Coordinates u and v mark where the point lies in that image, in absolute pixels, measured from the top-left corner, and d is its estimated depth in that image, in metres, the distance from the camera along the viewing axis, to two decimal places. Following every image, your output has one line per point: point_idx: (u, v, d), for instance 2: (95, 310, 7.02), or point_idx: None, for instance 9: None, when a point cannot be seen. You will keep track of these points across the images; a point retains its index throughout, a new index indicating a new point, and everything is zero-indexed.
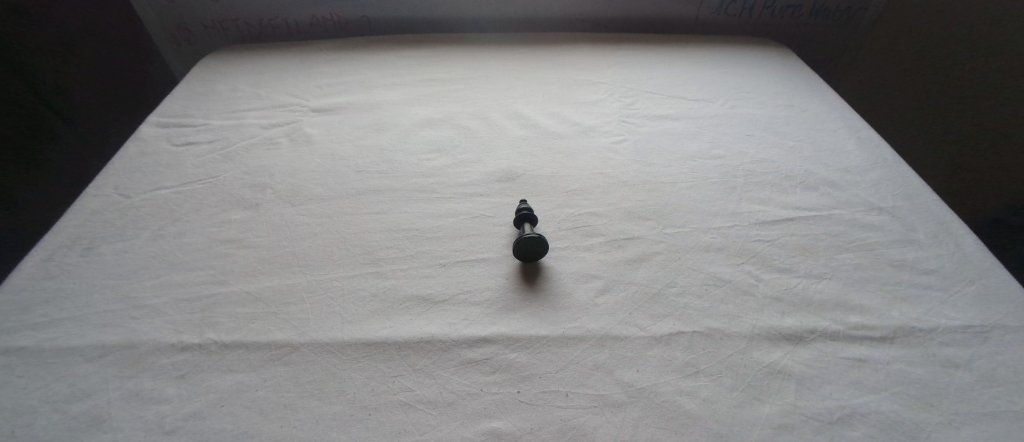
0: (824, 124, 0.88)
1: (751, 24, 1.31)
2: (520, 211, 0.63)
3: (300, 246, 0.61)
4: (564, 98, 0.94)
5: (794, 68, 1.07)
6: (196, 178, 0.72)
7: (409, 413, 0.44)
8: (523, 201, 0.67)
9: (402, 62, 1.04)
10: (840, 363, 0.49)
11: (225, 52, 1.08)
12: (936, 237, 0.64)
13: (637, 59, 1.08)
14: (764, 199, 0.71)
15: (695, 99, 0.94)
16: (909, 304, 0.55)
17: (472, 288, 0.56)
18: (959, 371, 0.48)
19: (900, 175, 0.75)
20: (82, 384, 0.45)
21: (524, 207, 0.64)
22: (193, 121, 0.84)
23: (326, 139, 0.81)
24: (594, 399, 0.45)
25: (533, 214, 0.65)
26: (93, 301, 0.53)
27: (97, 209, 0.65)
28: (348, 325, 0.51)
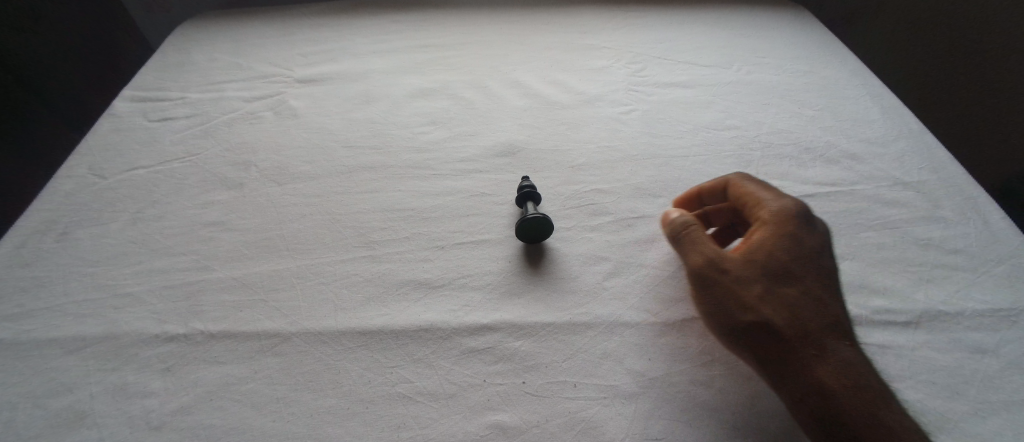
0: (845, 91, 0.82)
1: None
2: (523, 190, 0.59)
3: (288, 228, 0.58)
4: (568, 64, 0.88)
5: (815, 30, 1.00)
6: (176, 157, 0.68)
7: (408, 407, 0.42)
8: (525, 178, 0.63)
9: (393, 27, 0.97)
10: (862, 349, 0.46)
11: (201, 19, 1.01)
12: (963, 215, 0.60)
13: (645, 20, 1.00)
14: (782, 173, 0.66)
15: (708, 66, 0.88)
16: (935, 286, 0.52)
17: (472, 272, 0.53)
18: (985, 358, 0.46)
19: (925, 146, 0.70)
20: (61, 378, 0.43)
21: (527, 184, 0.60)
22: (171, 95, 0.79)
23: (313, 111, 0.76)
24: (603, 389, 0.43)
25: (536, 192, 0.61)
26: (69, 290, 0.50)
27: (71, 190, 0.61)
28: (341, 313, 0.48)
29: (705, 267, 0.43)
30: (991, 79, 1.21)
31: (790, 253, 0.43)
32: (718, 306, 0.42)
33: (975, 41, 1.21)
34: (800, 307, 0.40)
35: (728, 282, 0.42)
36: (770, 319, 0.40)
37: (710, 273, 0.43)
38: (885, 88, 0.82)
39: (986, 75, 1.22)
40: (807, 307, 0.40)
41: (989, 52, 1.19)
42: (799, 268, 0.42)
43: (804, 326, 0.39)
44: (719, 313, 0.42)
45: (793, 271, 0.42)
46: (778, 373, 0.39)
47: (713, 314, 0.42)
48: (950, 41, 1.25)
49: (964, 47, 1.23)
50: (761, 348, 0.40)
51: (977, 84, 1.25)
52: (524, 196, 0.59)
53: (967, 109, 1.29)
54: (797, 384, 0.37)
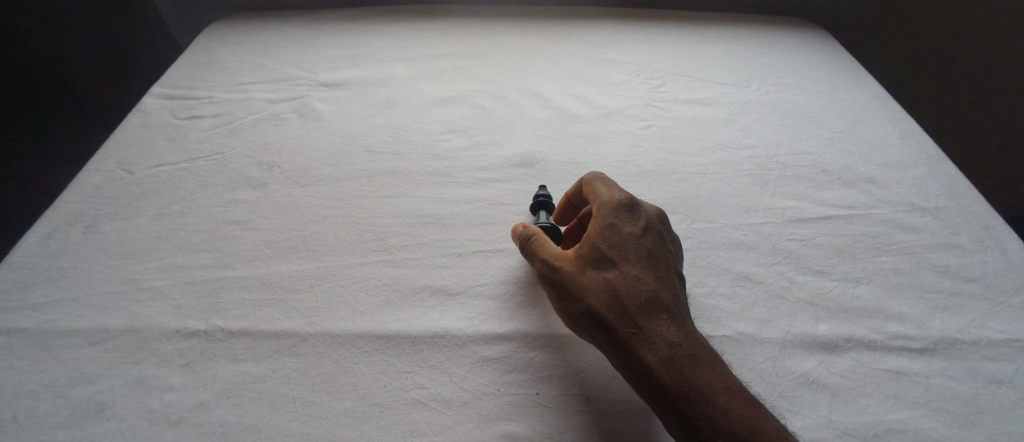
0: (864, 115, 0.82)
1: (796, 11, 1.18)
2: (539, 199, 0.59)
3: (309, 230, 0.58)
4: (587, 77, 0.89)
5: (833, 52, 1.00)
6: (200, 155, 0.69)
7: (423, 412, 0.42)
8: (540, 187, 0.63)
9: (416, 35, 0.99)
10: (877, 374, 0.46)
11: (229, 21, 1.03)
12: (982, 243, 0.60)
13: (665, 36, 1.01)
14: (799, 194, 0.67)
15: (726, 84, 0.89)
16: (952, 314, 0.52)
17: (488, 281, 0.53)
18: (1001, 389, 0.46)
19: (944, 173, 0.70)
20: (84, 369, 0.44)
21: (541, 193, 0.60)
22: (197, 94, 0.81)
23: (335, 115, 0.77)
24: (617, 404, 0.43)
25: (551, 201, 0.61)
26: (94, 281, 0.51)
27: (98, 184, 0.63)
28: (359, 316, 0.49)
29: (539, 264, 0.46)
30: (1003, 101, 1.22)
31: (608, 241, 0.44)
32: (560, 298, 0.44)
33: (987, 64, 1.22)
34: (630, 289, 0.42)
35: (558, 275, 0.44)
36: (596, 307, 0.42)
37: (542, 269, 0.45)
38: (904, 113, 0.82)
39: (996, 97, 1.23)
40: (625, 289, 0.42)
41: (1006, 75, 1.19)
42: (618, 253, 0.44)
43: (619, 307, 0.41)
44: (561, 304, 0.44)
45: (611, 257, 0.44)
46: (614, 355, 0.41)
47: (560, 306, 0.45)
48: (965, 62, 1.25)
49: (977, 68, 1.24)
50: (597, 333, 0.42)
51: (986, 106, 1.25)
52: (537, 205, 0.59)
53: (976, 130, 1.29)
54: (629, 364, 0.40)
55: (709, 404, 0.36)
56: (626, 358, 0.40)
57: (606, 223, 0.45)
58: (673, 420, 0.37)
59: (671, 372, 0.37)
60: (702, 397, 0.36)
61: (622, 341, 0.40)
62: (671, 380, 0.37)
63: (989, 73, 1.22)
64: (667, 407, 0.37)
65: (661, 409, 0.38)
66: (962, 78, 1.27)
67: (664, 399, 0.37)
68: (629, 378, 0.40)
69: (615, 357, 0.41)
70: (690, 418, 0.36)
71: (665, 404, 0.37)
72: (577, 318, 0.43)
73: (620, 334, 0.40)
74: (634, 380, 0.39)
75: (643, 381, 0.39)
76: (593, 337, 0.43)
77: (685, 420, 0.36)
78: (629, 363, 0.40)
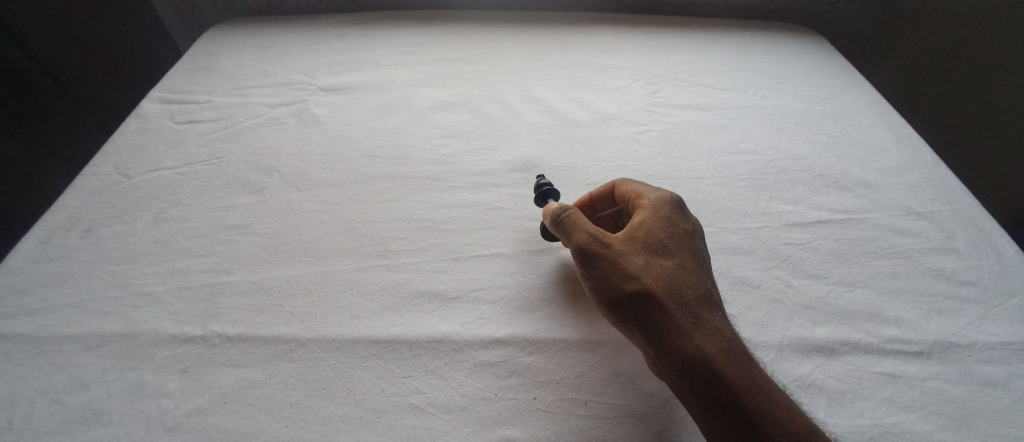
0: (860, 119, 0.83)
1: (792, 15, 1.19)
2: (542, 189, 0.57)
3: (308, 235, 0.58)
4: (585, 82, 0.89)
5: (830, 58, 1.01)
6: (199, 159, 0.69)
7: (421, 417, 0.42)
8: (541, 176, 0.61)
9: (415, 40, 0.99)
10: (873, 378, 0.47)
11: (229, 25, 1.03)
12: (976, 246, 0.60)
13: (663, 42, 1.02)
14: (796, 198, 0.67)
15: (723, 89, 0.89)
16: (948, 317, 0.52)
17: (486, 285, 0.53)
18: (996, 391, 0.46)
19: (939, 177, 0.71)
20: (80, 375, 0.44)
21: (545, 183, 0.58)
22: (197, 98, 0.81)
23: (335, 120, 0.78)
24: (614, 408, 0.43)
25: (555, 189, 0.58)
26: (91, 286, 0.51)
27: (96, 188, 0.63)
28: (357, 321, 0.49)
29: (588, 242, 0.46)
30: (999, 100, 1.23)
31: (665, 233, 0.47)
32: (608, 276, 0.44)
33: (984, 62, 1.22)
34: (686, 279, 0.44)
35: (611, 255, 0.45)
36: (653, 290, 0.43)
37: (591, 247, 0.46)
38: (899, 117, 0.82)
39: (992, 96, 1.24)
40: (681, 279, 0.44)
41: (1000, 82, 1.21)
42: (674, 246, 0.47)
43: (679, 295, 0.43)
44: (607, 285, 0.44)
45: (669, 248, 0.46)
46: (660, 340, 0.41)
47: (605, 285, 0.44)
48: (964, 61, 1.25)
49: (974, 67, 1.23)
50: (646, 316, 0.42)
51: (982, 105, 1.26)
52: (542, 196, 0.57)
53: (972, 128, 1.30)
54: (679, 348, 0.40)
55: (764, 393, 0.37)
56: (677, 342, 0.40)
57: (660, 219, 0.48)
58: (721, 408, 0.37)
59: (728, 358, 0.39)
60: (759, 386, 0.37)
61: (676, 325, 0.41)
62: (728, 367, 0.38)
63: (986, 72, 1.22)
64: (725, 395, 0.37)
65: (708, 396, 0.38)
66: (959, 76, 1.27)
67: (716, 384, 0.38)
68: (674, 363, 0.40)
69: (662, 341, 0.41)
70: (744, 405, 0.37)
71: (717, 390, 0.37)
72: (626, 298, 0.43)
73: (675, 319, 0.41)
74: (685, 364, 0.39)
75: (695, 365, 0.39)
76: (638, 320, 0.43)
77: (737, 407, 0.37)
78: (678, 347, 0.40)
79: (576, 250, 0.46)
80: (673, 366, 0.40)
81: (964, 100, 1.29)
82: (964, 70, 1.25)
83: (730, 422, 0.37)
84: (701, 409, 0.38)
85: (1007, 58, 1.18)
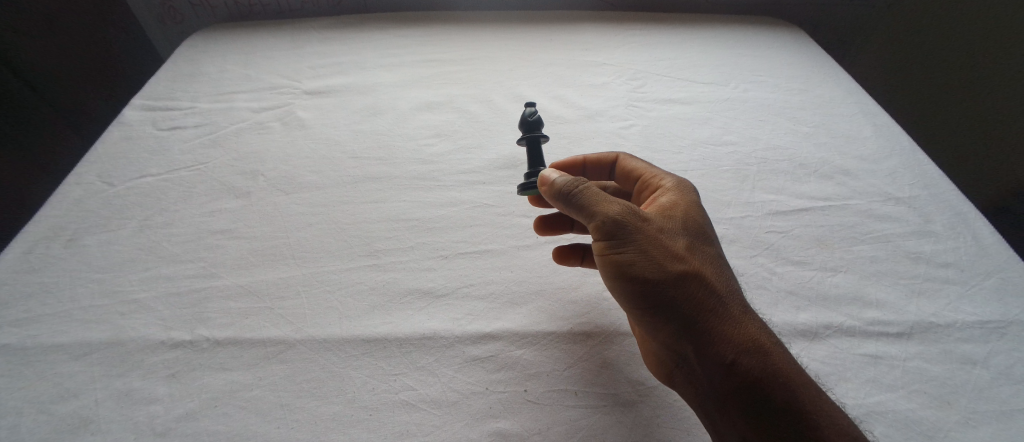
0: (838, 109, 0.84)
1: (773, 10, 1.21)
2: (527, 116, 0.58)
3: (295, 237, 0.58)
4: (569, 80, 0.90)
5: (809, 50, 1.03)
6: (183, 165, 0.69)
7: (411, 414, 0.42)
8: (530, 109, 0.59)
9: (399, 42, 1.00)
10: (856, 359, 0.48)
11: (209, 31, 1.03)
12: (953, 229, 0.62)
13: (646, 38, 1.03)
14: (777, 187, 0.68)
15: (706, 83, 0.91)
16: (926, 298, 0.54)
17: (475, 282, 0.54)
18: (977, 368, 0.47)
19: (916, 163, 0.72)
20: (66, 384, 0.43)
21: (533, 122, 0.58)
22: (179, 105, 0.80)
23: (320, 123, 0.78)
24: (603, 398, 0.44)
25: (539, 124, 0.58)
26: (77, 295, 0.51)
27: (79, 198, 0.62)
28: (346, 321, 0.49)
29: (628, 216, 0.44)
30: (1001, 106, 1.22)
31: (700, 220, 0.48)
32: (651, 254, 0.42)
33: (986, 66, 1.21)
34: (721, 268, 0.45)
35: (653, 234, 0.43)
36: (699, 275, 0.42)
37: (629, 222, 0.43)
38: (877, 107, 0.84)
39: (993, 101, 1.23)
40: (721, 267, 0.45)
41: (999, 80, 1.20)
42: (708, 235, 0.47)
43: (723, 282, 0.43)
44: (651, 263, 0.42)
45: (706, 235, 0.47)
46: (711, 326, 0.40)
47: (646, 264, 0.42)
48: (962, 62, 1.25)
49: (973, 69, 1.24)
50: (689, 300, 0.41)
51: (984, 110, 1.25)
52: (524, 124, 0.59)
53: (973, 134, 1.29)
54: (726, 336, 0.40)
55: (809, 383, 0.39)
56: (722, 330, 0.40)
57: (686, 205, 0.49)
58: (774, 400, 0.37)
59: (775, 347, 0.40)
60: (803, 375, 0.39)
61: (721, 313, 0.41)
62: (776, 355, 0.39)
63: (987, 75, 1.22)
64: (779, 385, 0.38)
65: (761, 388, 0.38)
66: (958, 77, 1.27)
67: (769, 372, 0.38)
68: (722, 352, 0.39)
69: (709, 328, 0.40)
70: (797, 396, 0.38)
71: (771, 382, 0.38)
72: (671, 281, 0.41)
73: (720, 307, 0.41)
74: (735, 353, 0.39)
75: (745, 354, 0.39)
76: (681, 305, 0.41)
77: (790, 398, 0.37)
78: (724, 335, 0.40)
79: (611, 222, 0.43)
80: (720, 354, 0.39)
81: (963, 103, 1.29)
82: (963, 70, 1.25)
83: (783, 413, 0.37)
84: (748, 402, 0.38)
85: (1008, 57, 1.17)
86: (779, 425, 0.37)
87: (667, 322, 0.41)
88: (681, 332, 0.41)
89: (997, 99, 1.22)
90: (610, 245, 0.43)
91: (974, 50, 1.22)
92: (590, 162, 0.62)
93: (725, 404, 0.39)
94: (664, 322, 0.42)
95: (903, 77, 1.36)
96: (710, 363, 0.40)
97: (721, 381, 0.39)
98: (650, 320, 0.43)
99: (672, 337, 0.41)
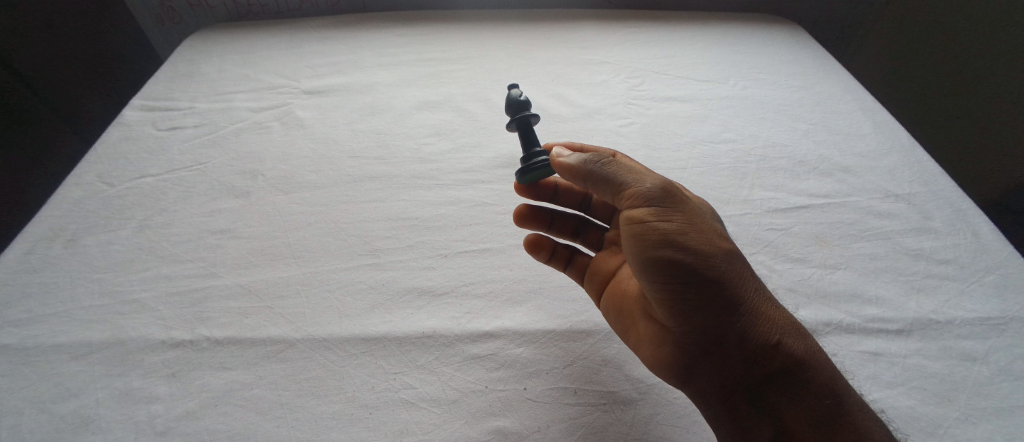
0: (837, 106, 0.84)
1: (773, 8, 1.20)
2: (514, 99, 0.58)
3: (294, 237, 0.59)
4: (568, 78, 0.90)
5: (808, 48, 1.02)
6: (182, 165, 0.69)
7: (411, 412, 0.42)
8: (514, 92, 0.59)
9: (398, 41, 1.00)
10: (855, 357, 0.48)
11: (207, 31, 1.03)
12: (953, 226, 0.62)
13: (644, 36, 1.03)
14: (776, 185, 0.68)
15: (705, 81, 0.90)
16: (926, 295, 0.53)
17: (474, 280, 0.54)
18: (977, 365, 0.47)
19: (915, 160, 0.72)
20: (67, 383, 0.43)
21: (519, 103, 0.58)
22: (179, 105, 0.80)
23: (319, 122, 0.78)
24: (604, 396, 0.44)
25: (525, 105, 0.59)
26: (78, 295, 0.51)
27: (79, 198, 0.62)
28: (346, 320, 0.49)
29: (673, 189, 0.42)
30: (998, 105, 1.20)
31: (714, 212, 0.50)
32: (700, 227, 0.40)
33: (981, 65, 1.21)
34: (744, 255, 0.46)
35: (696, 209, 0.42)
36: (741, 256, 0.42)
37: (675, 193, 0.42)
38: (877, 104, 0.84)
39: (988, 100, 1.22)
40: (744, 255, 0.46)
41: (994, 78, 1.19)
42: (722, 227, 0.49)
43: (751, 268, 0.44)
44: (702, 235, 0.40)
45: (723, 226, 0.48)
46: (756, 307, 0.40)
47: (697, 236, 0.39)
48: (958, 60, 1.25)
49: (968, 67, 1.23)
50: (737, 278, 0.40)
51: (979, 109, 1.25)
52: (513, 107, 0.59)
53: (971, 131, 1.28)
54: (770, 317, 0.40)
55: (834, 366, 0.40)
56: (764, 311, 0.40)
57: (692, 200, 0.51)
58: (815, 381, 0.38)
59: (804, 332, 0.41)
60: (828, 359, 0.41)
61: (761, 295, 0.41)
62: (809, 338, 0.40)
63: (983, 73, 1.21)
64: (818, 365, 0.39)
65: (804, 368, 0.38)
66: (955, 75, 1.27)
67: (809, 353, 0.39)
68: (769, 332, 0.39)
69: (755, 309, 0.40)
70: (833, 377, 0.38)
71: (812, 362, 0.38)
72: (721, 255, 0.40)
73: (761, 289, 0.41)
74: (779, 334, 0.39)
75: (788, 336, 0.39)
76: (730, 282, 0.39)
77: (832, 378, 0.38)
78: (767, 315, 0.40)
79: (659, 189, 0.41)
80: (769, 335, 0.39)
81: (960, 102, 1.28)
82: (959, 68, 1.25)
83: (824, 393, 0.37)
84: (789, 383, 0.38)
85: (999, 56, 1.17)
86: (822, 407, 0.37)
87: (713, 301, 0.39)
88: (726, 312, 0.39)
89: (997, 98, 1.20)
90: (658, 211, 0.40)
91: (971, 48, 1.22)
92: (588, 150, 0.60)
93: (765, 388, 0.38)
94: (709, 301, 0.39)
95: (902, 76, 1.38)
96: (759, 345, 0.39)
97: (766, 364, 0.39)
98: (691, 300, 0.39)
99: (717, 318, 0.39)
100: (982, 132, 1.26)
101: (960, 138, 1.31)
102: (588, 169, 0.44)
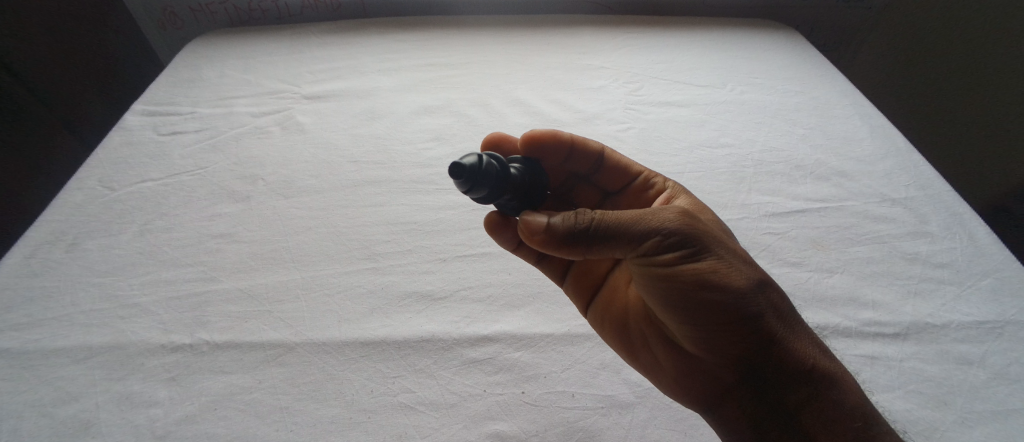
0: (834, 111, 0.85)
1: (771, 13, 1.21)
2: (483, 173, 0.37)
3: (294, 241, 0.59)
4: (565, 83, 0.91)
5: (805, 52, 1.03)
6: (184, 170, 0.69)
7: (409, 416, 0.42)
8: (467, 169, 0.36)
9: (397, 46, 1.00)
10: (852, 361, 0.48)
11: (207, 37, 1.03)
12: (949, 230, 0.62)
13: (642, 41, 1.04)
14: (775, 189, 0.69)
15: (703, 86, 0.91)
16: (922, 300, 0.54)
17: (473, 284, 0.54)
18: (974, 368, 0.47)
19: (911, 164, 0.73)
20: (68, 388, 0.43)
21: (487, 167, 0.38)
22: (179, 109, 0.81)
23: (321, 127, 0.78)
24: (601, 400, 0.44)
25: (485, 163, 0.38)
26: (78, 300, 0.51)
27: (79, 203, 0.62)
28: (345, 323, 0.50)
29: (697, 220, 0.37)
30: (1000, 106, 1.21)
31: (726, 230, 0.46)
32: (728, 259, 0.36)
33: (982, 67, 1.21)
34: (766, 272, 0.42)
35: (721, 237, 0.38)
36: (770, 279, 0.38)
37: (696, 225, 0.36)
38: (873, 109, 0.85)
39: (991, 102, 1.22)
40: None
41: (998, 80, 1.19)
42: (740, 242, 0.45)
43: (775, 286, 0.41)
44: (732, 267, 0.36)
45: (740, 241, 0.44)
46: (789, 333, 0.36)
47: (727, 269, 0.35)
48: (960, 63, 1.25)
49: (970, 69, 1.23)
50: (770, 308, 0.36)
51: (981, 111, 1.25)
52: (488, 175, 0.38)
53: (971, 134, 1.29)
54: (802, 341, 0.37)
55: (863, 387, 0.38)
56: (795, 336, 0.37)
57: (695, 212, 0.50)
58: (850, 405, 0.35)
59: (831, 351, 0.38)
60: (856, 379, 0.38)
61: (792, 318, 0.38)
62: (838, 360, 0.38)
63: (999, 74, 1.18)
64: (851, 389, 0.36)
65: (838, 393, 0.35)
66: (963, 75, 1.25)
67: (841, 375, 0.36)
68: (802, 359, 0.36)
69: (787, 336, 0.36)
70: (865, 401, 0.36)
71: (845, 385, 0.36)
72: (752, 286, 0.36)
73: (792, 312, 0.38)
74: (811, 357, 0.36)
75: (819, 358, 0.37)
76: (764, 315, 0.35)
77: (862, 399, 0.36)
78: (799, 340, 0.37)
79: (682, 228, 0.35)
80: (803, 362, 0.36)
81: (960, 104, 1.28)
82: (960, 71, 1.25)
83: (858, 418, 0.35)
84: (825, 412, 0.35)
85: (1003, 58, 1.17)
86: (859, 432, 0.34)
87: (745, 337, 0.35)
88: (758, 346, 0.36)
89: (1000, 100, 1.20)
90: (682, 253, 0.35)
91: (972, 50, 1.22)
92: (579, 145, 0.59)
93: (800, 419, 0.35)
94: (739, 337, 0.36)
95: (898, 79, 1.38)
96: (792, 374, 0.36)
97: (799, 392, 0.36)
98: (716, 334, 0.37)
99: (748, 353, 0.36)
100: (981, 133, 1.26)
101: (960, 139, 1.31)
102: (589, 222, 0.37)
